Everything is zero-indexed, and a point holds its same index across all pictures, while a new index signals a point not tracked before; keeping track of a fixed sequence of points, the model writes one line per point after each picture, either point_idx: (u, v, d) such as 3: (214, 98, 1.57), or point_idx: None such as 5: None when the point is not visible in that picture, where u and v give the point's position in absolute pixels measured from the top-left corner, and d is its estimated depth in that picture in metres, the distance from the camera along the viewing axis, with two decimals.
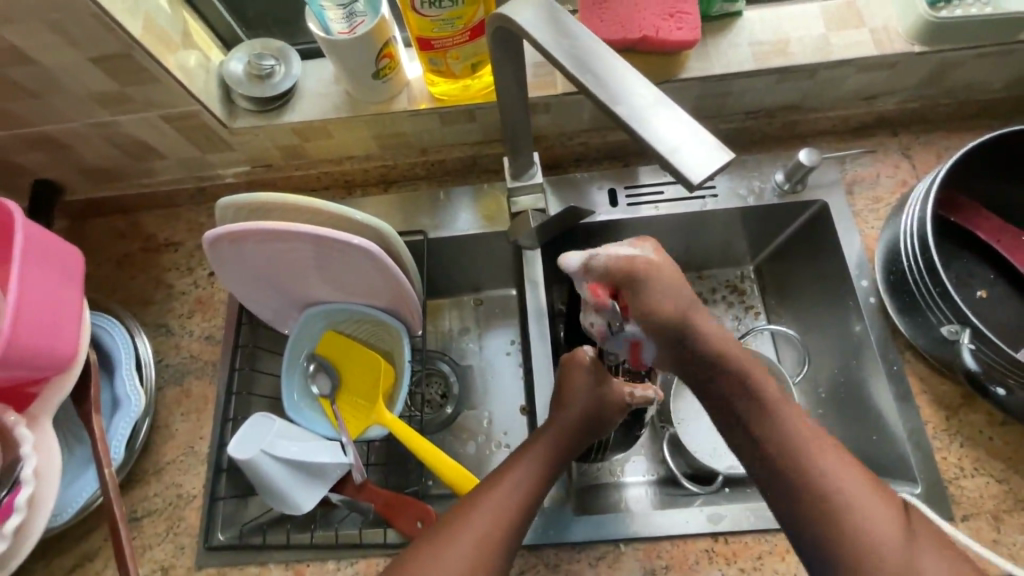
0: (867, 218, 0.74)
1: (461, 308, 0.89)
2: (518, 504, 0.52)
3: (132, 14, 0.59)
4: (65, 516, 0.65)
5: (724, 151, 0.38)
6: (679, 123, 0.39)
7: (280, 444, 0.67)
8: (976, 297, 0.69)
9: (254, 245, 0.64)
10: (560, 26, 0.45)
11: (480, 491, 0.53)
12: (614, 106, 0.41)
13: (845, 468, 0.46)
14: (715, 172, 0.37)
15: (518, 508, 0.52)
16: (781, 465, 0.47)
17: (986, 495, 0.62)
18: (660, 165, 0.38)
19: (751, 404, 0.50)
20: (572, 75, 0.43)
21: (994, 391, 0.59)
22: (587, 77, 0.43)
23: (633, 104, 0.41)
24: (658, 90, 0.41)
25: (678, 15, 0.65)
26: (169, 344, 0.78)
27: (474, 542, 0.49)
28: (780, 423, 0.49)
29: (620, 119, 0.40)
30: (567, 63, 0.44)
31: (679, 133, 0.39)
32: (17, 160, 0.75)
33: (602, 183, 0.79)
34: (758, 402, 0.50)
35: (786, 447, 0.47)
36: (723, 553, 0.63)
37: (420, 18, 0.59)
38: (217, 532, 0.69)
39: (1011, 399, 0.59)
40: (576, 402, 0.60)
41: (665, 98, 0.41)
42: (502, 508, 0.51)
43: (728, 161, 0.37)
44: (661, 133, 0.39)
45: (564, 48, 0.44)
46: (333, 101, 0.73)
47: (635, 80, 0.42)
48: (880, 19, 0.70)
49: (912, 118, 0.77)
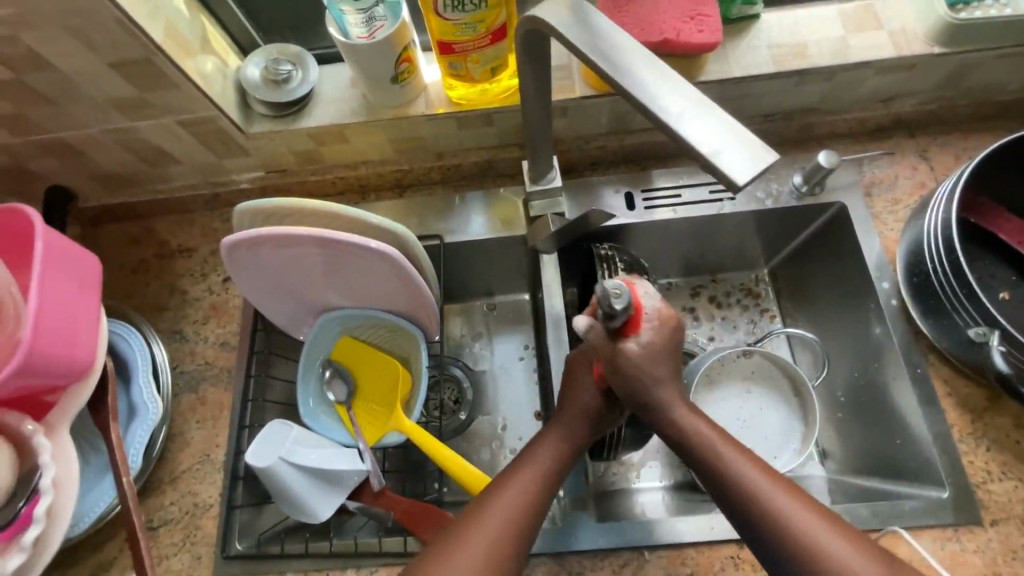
0: (886, 220, 0.74)
1: (474, 313, 0.88)
2: (529, 507, 0.51)
3: (154, 21, 0.59)
4: (81, 526, 0.64)
5: (767, 152, 0.38)
6: (719, 125, 0.39)
7: (299, 452, 0.66)
8: (999, 298, 0.69)
9: (270, 250, 0.64)
10: (592, 28, 0.45)
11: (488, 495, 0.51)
12: (651, 106, 0.41)
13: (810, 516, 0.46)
14: (760, 174, 0.36)
15: (527, 510, 0.51)
16: (761, 532, 0.47)
17: (1014, 499, 0.61)
18: (702, 167, 0.38)
19: (743, 497, 0.48)
20: (609, 77, 0.43)
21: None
22: (625, 79, 0.42)
23: (673, 105, 0.40)
24: (698, 92, 0.41)
25: (699, 18, 0.65)
26: (184, 351, 0.77)
27: (483, 549, 0.47)
28: (736, 475, 0.49)
29: (660, 121, 0.40)
30: (604, 65, 0.43)
31: (722, 133, 0.38)
32: (32, 166, 0.74)
33: (617, 187, 0.79)
34: (715, 461, 0.51)
35: (744, 498, 0.48)
36: (749, 560, 0.62)
37: (442, 21, 0.59)
38: (234, 541, 0.68)
39: None
40: (580, 399, 0.59)
41: (705, 99, 0.41)
42: (513, 511, 0.50)
43: (774, 162, 0.37)
44: (700, 134, 0.39)
45: (600, 49, 0.44)
46: (350, 106, 0.73)
47: (671, 81, 0.42)
48: (899, 21, 0.70)
49: (930, 120, 0.77)
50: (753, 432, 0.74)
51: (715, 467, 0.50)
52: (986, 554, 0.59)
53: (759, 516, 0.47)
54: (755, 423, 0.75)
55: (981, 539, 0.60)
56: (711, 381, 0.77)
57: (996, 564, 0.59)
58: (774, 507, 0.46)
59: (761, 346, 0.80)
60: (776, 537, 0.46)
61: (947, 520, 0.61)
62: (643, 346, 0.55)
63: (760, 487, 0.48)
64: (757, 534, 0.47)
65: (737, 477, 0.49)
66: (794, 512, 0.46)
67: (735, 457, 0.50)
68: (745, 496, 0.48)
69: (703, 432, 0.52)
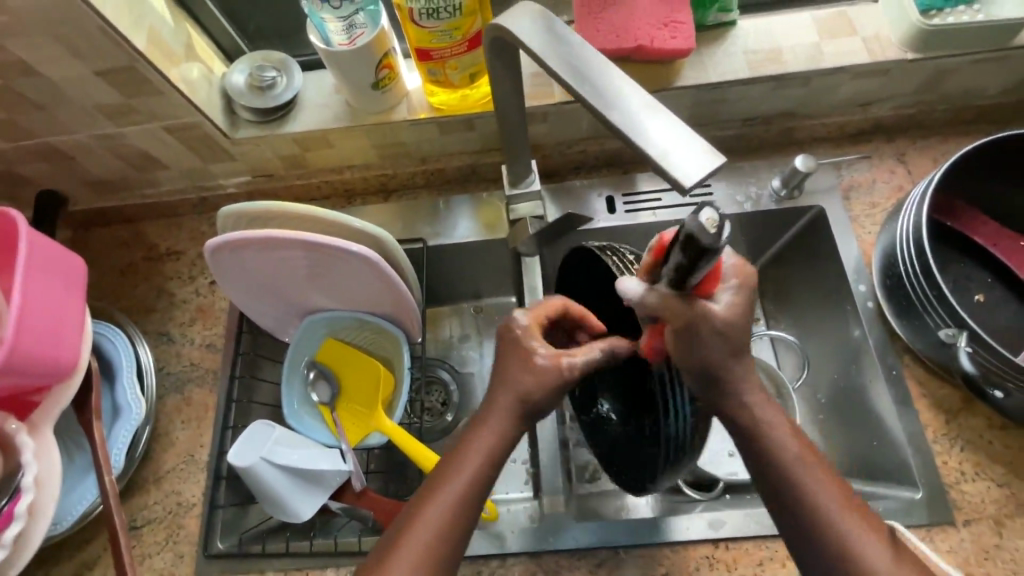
0: (864, 223, 0.75)
1: (461, 316, 0.89)
2: (473, 491, 0.48)
3: (138, 29, 0.60)
4: (64, 525, 0.65)
5: (714, 154, 0.38)
6: (670, 128, 0.40)
7: (280, 452, 0.67)
8: (974, 301, 0.70)
9: (254, 254, 0.65)
10: (553, 35, 0.46)
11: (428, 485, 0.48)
12: (611, 115, 0.42)
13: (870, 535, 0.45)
14: (707, 175, 0.37)
15: (471, 494, 0.48)
16: (815, 543, 0.45)
17: (987, 499, 0.62)
18: (653, 170, 0.39)
19: (808, 508, 0.45)
20: (567, 84, 0.44)
21: (991, 394, 0.60)
22: (582, 86, 0.43)
23: (626, 111, 0.41)
24: (651, 97, 0.42)
25: (673, 24, 0.66)
26: (171, 352, 0.78)
27: (423, 544, 0.46)
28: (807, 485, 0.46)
29: (614, 126, 0.41)
30: (563, 72, 0.45)
31: (673, 138, 0.39)
32: (21, 170, 0.76)
33: (600, 190, 0.80)
34: (785, 467, 0.46)
35: (808, 509, 0.45)
36: (724, 560, 0.63)
37: (419, 30, 0.60)
38: (216, 540, 0.69)
39: (1007, 401, 0.59)
40: (529, 366, 0.50)
41: (658, 104, 0.42)
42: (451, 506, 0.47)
43: (720, 164, 0.37)
44: (651, 138, 0.39)
45: (560, 57, 0.45)
46: (334, 111, 0.74)
47: (629, 90, 0.42)
48: (874, 27, 0.71)
49: (908, 124, 0.78)
50: None
51: (785, 474, 0.46)
52: (958, 554, 0.60)
53: (818, 529, 0.45)
54: None
55: (954, 539, 0.60)
56: None
57: (968, 564, 0.59)
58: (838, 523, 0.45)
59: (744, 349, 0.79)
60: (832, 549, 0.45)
61: (921, 520, 0.61)
62: (724, 314, 0.45)
63: (829, 501, 0.45)
64: (811, 543, 0.45)
65: (805, 487, 0.46)
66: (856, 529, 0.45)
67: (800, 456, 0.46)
68: (804, 503, 0.46)
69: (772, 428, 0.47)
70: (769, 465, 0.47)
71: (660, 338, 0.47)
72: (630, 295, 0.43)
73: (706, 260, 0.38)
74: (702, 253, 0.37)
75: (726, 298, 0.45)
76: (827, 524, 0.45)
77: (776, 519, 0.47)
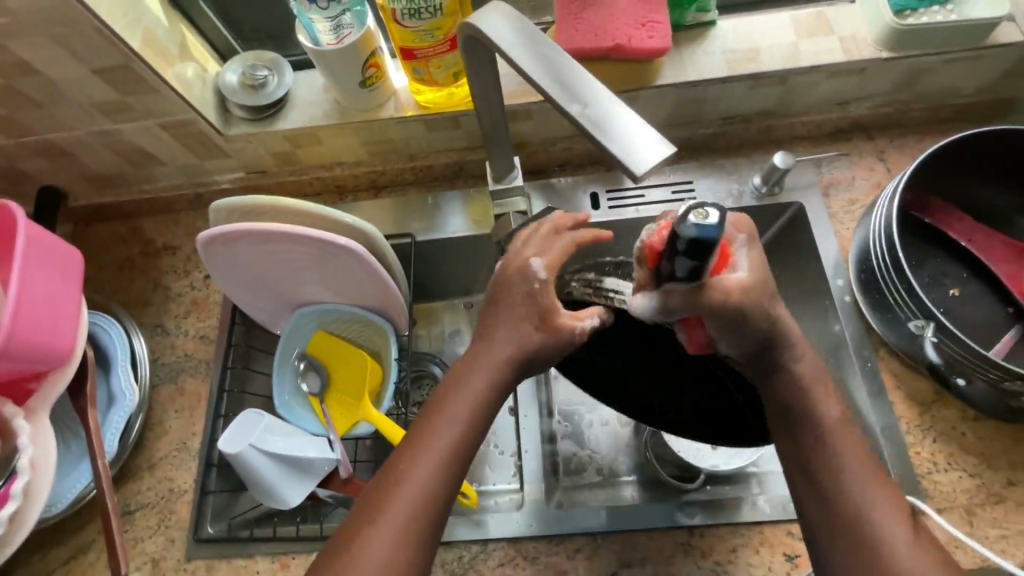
0: (843, 220, 0.76)
1: (453, 311, 0.91)
2: (447, 467, 0.50)
3: (132, 29, 0.63)
4: (57, 508, 0.67)
5: (666, 144, 0.41)
6: (625, 121, 0.42)
7: (269, 439, 0.69)
8: (950, 296, 0.71)
9: (247, 245, 0.67)
10: (520, 33, 0.48)
11: (400, 464, 0.50)
12: (578, 114, 0.43)
13: (889, 504, 0.49)
14: (656, 165, 0.40)
15: (443, 472, 0.49)
16: (824, 502, 0.49)
17: (959, 489, 0.63)
18: (607, 159, 0.41)
19: (828, 472, 0.50)
20: (531, 79, 0.46)
21: (956, 382, 0.63)
22: (545, 80, 0.46)
23: (585, 104, 0.44)
24: (610, 91, 0.44)
25: (651, 24, 0.68)
26: (165, 343, 0.80)
27: (398, 520, 0.47)
28: (831, 451, 0.50)
29: (573, 119, 0.43)
30: (529, 67, 0.47)
31: (627, 129, 0.41)
32: (22, 167, 0.78)
33: (585, 187, 0.81)
34: (812, 436, 0.51)
35: (826, 475, 0.50)
36: (699, 547, 0.64)
37: (402, 29, 0.63)
38: (206, 525, 0.71)
39: (970, 389, 0.63)
40: (499, 353, 0.52)
41: (616, 97, 0.44)
42: (425, 483, 0.49)
43: (668, 155, 0.40)
44: (607, 129, 0.42)
45: (526, 52, 0.47)
46: (323, 109, 0.76)
47: (594, 89, 0.44)
48: (850, 28, 0.72)
49: (887, 123, 0.79)
50: None
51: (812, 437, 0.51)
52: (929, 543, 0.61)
53: (834, 497, 0.49)
54: None
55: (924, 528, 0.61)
56: None
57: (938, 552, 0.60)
58: (854, 490, 0.49)
59: None
60: (846, 513, 0.48)
61: None
62: (749, 280, 0.47)
63: (851, 468, 0.50)
64: (826, 505, 0.49)
65: (831, 454, 0.50)
66: (878, 500, 0.48)
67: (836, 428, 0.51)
68: (826, 469, 0.50)
69: (811, 395, 0.52)
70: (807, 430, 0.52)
71: (702, 329, 0.50)
72: (650, 311, 0.45)
73: (699, 258, 0.39)
74: (695, 251, 0.39)
75: (742, 266, 0.47)
76: (844, 490, 0.49)
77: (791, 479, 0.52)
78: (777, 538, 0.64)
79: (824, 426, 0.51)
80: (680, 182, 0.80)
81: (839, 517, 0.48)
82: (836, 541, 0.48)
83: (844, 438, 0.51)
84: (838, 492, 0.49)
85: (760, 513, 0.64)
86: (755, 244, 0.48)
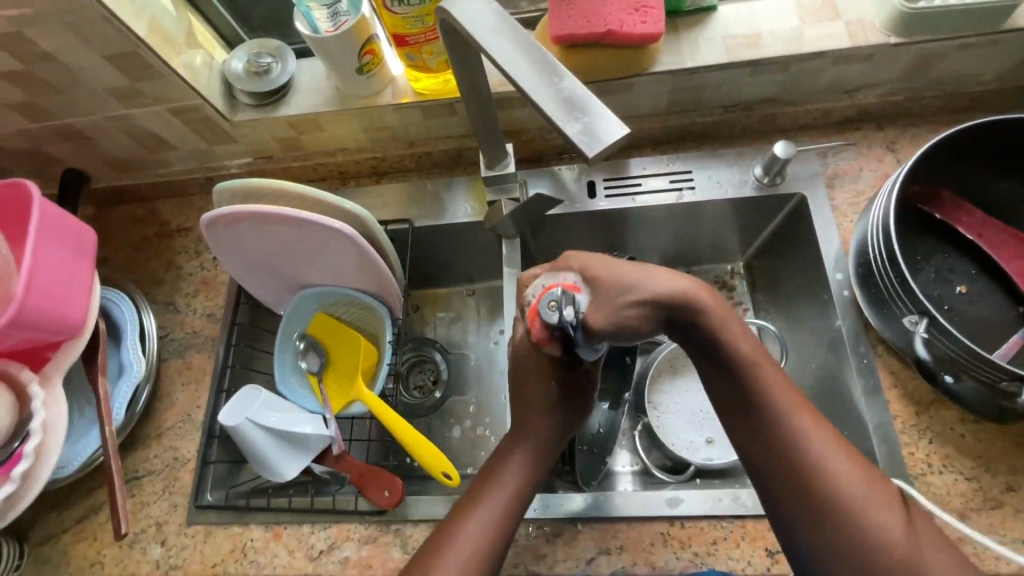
0: (846, 211, 0.74)
1: (455, 298, 0.93)
2: (512, 499, 0.58)
3: (139, 16, 0.66)
4: (69, 469, 0.71)
5: (621, 126, 0.42)
6: (576, 102, 0.43)
7: (263, 414, 0.72)
8: (956, 292, 0.68)
9: (247, 227, 0.70)
10: (489, 13, 0.49)
11: (471, 500, 0.58)
12: (532, 95, 0.44)
13: (885, 518, 0.46)
14: (607, 147, 0.41)
15: (506, 506, 0.57)
16: (801, 502, 0.47)
17: (953, 492, 0.61)
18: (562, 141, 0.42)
19: (806, 475, 0.47)
20: (494, 59, 0.47)
21: (943, 379, 0.60)
22: (506, 63, 0.46)
23: (539, 85, 0.45)
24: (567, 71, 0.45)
25: (644, 10, 0.67)
26: (175, 320, 0.84)
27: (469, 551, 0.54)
28: (810, 456, 0.48)
29: (528, 98, 0.44)
30: (492, 49, 0.47)
31: (581, 112, 0.43)
32: (47, 150, 0.83)
33: (583, 175, 0.80)
34: (786, 440, 0.49)
35: (806, 479, 0.47)
36: (678, 537, 0.64)
37: (393, 16, 0.65)
38: (206, 492, 0.75)
39: (959, 387, 0.59)
40: None
41: (571, 77, 0.45)
42: (491, 515, 0.56)
43: (620, 137, 0.41)
44: (560, 110, 0.43)
45: (488, 34, 0.48)
46: (324, 96, 0.78)
47: (557, 73, 0.45)
48: (856, 12, 0.70)
49: (898, 112, 0.76)
50: (706, 423, 0.78)
51: (787, 444, 0.48)
52: None
53: (813, 498, 0.47)
54: (697, 422, 0.78)
55: None
56: (658, 398, 0.79)
57: None
58: (841, 493, 0.46)
59: (661, 365, 0.81)
60: (831, 515, 0.46)
61: None
62: (610, 271, 0.50)
63: (829, 473, 0.47)
64: (804, 507, 0.47)
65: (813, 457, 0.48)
66: (868, 509, 0.46)
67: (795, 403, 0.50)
68: (795, 463, 0.48)
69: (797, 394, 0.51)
70: (760, 413, 0.49)
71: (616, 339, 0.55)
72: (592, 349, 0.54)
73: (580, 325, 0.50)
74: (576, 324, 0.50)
75: (580, 289, 0.51)
76: (830, 495, 0.47)
77: (759, 483, 0.50)
78: (760, 533, 0.63)
79: (773, 402, 0.49)
80: (679, 172, 0.78)
81: (820, 513, 0.47)
82: (827, 543, 0.46)
83: (824, 439, 0.48)
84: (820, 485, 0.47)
85: (744, 507, 0.64)
86: (570, 269, 0.52)
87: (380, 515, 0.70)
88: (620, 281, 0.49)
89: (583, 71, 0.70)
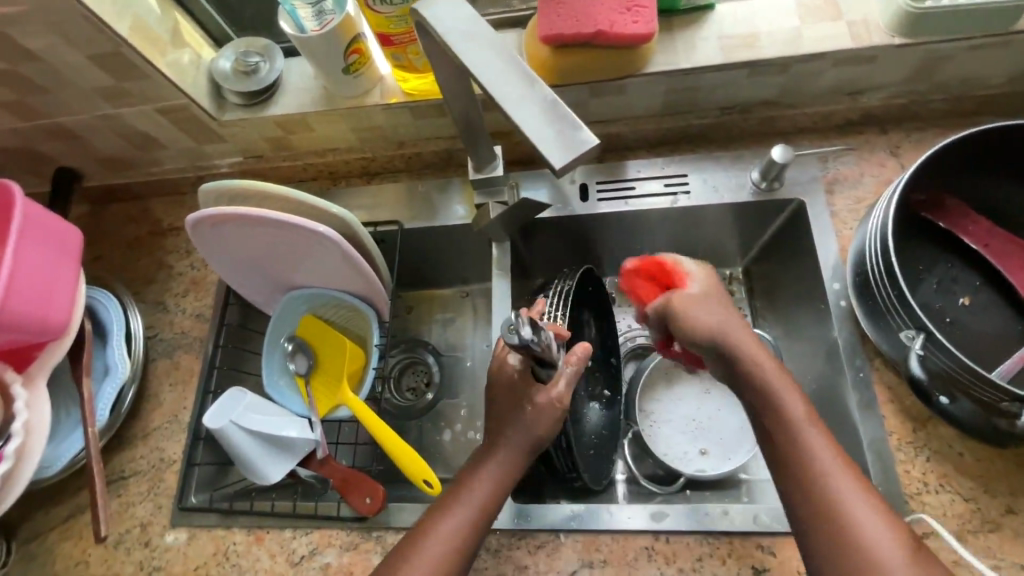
0: (846, 218, 0.71)
1: (447, 300, 0.92)
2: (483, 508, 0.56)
3: (121, 16, 0.65)
4: (54, 469, 0.72)
5: (591, 135, 0.41)
6: (546, 111, 0.42)
7: (249, 417, 0.71)
8: (958, 304, 0.65)
9: (232, 228, 0.69)
10: (463, 13, 0.48)
11: (446, 504, 0.57)
12: (503, 103, 0.43)
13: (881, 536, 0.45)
14: (577, 158, 0.40)
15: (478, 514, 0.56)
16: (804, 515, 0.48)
17: (950, 512, 0.58)
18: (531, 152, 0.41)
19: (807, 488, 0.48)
20: (464, 63, 0.46)
21: (938, 401, 0.58)
22: (476, 67, 0.45)
23: (508, 93, 0.43)
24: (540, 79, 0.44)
25: (635, 9, 0.65)
26: (164, 320, 0.84)
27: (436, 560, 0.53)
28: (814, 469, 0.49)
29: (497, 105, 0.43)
30: (463, 53, 0.46)
31: (552, 122, 0.41)
32: (38, 149, 0.83)
33: (576, 177, 0.78)
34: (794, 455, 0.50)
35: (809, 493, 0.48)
36: (663, 553, 0.62)
37: (376, 15, 0.64)
38: (190, 494, 0.74)
39: (954, 408, 0.58)
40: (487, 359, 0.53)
41: (543, 86, 0.44)
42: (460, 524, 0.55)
43: (588, 149, 0.40)
44: (529, 120, 0.42)
45: (459, 37, 0.47)
46: (312, 95, 0.77)
47: (528, 79, 0.44)
48: (859, 12, 0.67)
49: (903, 115, 0.74)
50: (702, 432, 0.76)
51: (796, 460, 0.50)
52: None
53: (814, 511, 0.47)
54: (692, 431, 0.76)
55: None
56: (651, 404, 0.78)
57: None
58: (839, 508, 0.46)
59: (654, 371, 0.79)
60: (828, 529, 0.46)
61: None
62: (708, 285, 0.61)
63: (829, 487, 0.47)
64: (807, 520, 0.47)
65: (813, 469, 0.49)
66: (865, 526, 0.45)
67: (786, 399, 0.52)
68: (801, 477, 0.49)
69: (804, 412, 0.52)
70: (773, 426, 0.52)
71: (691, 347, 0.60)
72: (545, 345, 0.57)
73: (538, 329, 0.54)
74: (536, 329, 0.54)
75: (691, 281, 0.61)
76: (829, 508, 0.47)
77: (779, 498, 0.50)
78: (747, 550, 0.61)
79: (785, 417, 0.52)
80: (674, 175, 0.76)
81: (818, 518, 0.47)
82: (821, 547, 0.46)
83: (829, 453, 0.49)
84: (818, 489, 0.48)
85: (730, 523, 0.62)
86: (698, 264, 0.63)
87: (361, 522, 0.69)
88: (714, 295, 0.60)
89: (573, 72, 0.68)
